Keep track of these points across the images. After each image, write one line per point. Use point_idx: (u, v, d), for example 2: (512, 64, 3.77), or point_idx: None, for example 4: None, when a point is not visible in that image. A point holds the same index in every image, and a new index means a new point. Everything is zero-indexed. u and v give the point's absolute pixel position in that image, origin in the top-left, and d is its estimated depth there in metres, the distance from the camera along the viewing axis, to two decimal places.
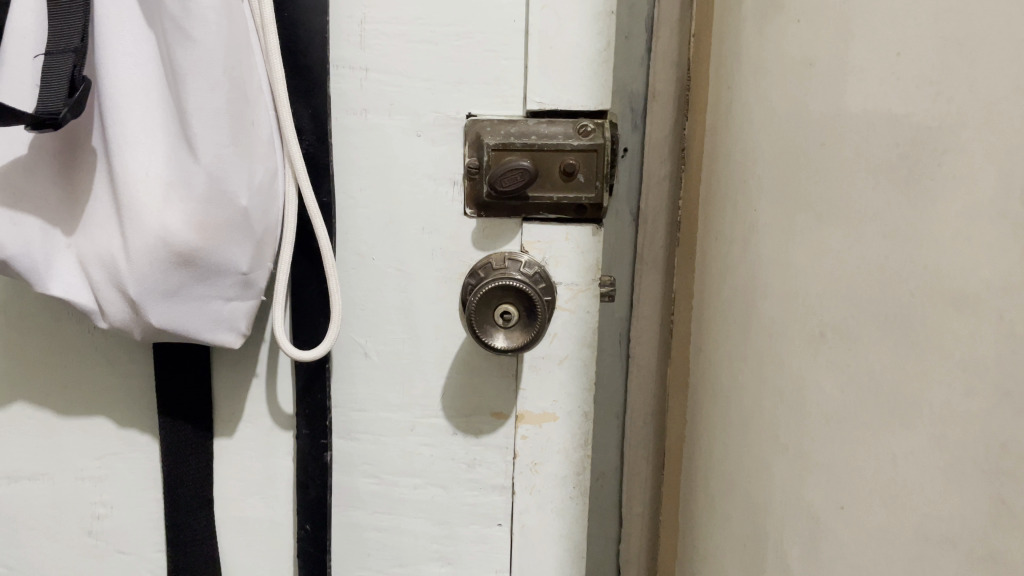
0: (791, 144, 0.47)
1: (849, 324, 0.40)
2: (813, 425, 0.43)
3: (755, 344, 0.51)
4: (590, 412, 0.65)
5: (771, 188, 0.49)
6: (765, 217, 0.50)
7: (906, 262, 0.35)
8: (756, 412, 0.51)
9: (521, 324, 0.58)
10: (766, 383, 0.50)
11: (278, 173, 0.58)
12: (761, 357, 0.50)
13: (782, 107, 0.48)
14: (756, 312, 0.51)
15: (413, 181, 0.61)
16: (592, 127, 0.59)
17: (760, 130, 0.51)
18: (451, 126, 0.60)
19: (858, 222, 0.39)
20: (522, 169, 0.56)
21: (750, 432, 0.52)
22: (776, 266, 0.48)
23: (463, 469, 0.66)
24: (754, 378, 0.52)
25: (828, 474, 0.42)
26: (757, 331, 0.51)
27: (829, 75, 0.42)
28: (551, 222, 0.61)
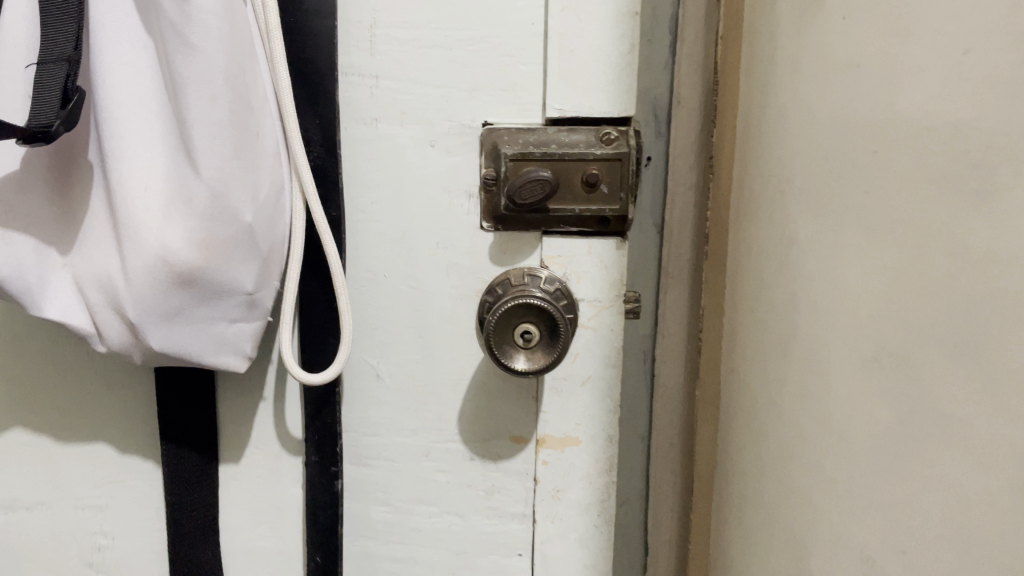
0: (836, 152, 0.43)
1: (909, 349, 0.37)
2: (870, 457, 0.40)
3: (799, 364, 0.48)
4: (615, 435, 0.61)
5: (813, 199, 0.46)
6: (808, 230, 0.46)
7: (979, 283, 0.32)
8: (800, 438, 0.48)
9: (542, 344, 0.55)
10: (812, 408, 0.46)
11: (285, 187, 0.54)
12: (807, 380, 0.47)
13: (826, 112, 0.44)
14: (800, 332, 0.48)
15: (426, 193, 0.58)
16: (616, 136, 0.55)
17: (797, 137, 0.48)
18: (465, 135, 0.57)
19: (917, 238, 0.36)
20: (542, 180, 0.53)
21: (792, 459, 0.49)
22: (823, 282, 0.45)
23: (480, 496, 0.63)
24: (797, 401, 0.48)
25: (885, 510, 0.39)
26: (801, 352, 0.48)
27: (881, 76, 0.39)
28: (571, 235, 0.58)
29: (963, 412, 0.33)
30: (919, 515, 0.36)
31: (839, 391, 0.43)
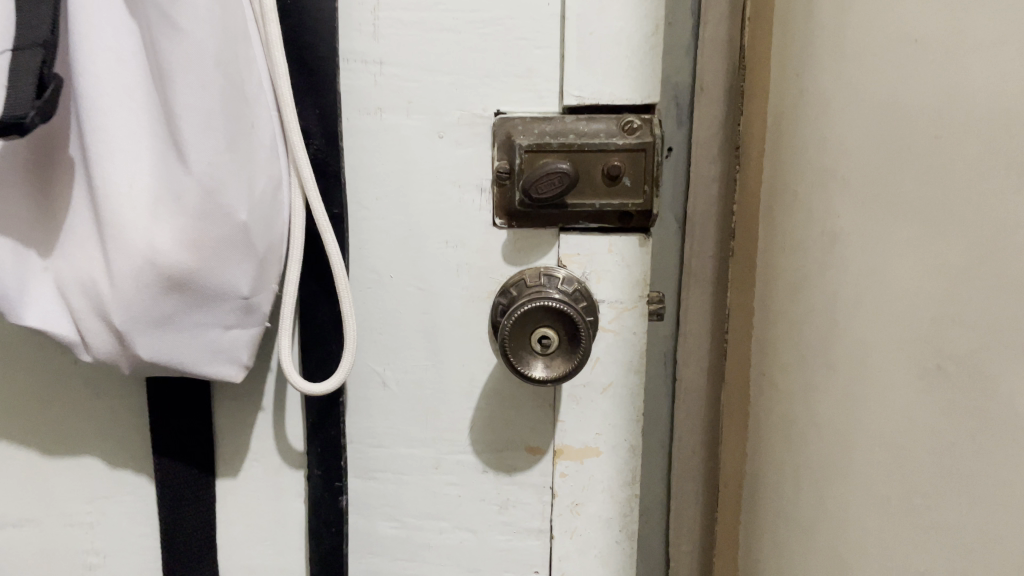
0: (892, 140, 0.39)
1: (984, 360, 0.33)
2: (937, 478, 0.37)
3: (842, 371, 0.44)
4: (638, 446, 0.57)
5: (862, 191, 0.42)
6: (856, 225, 0.42)
7: None
8: (847, 452, 0.44)
9: (562, 349, 0.51)
10: (859, 420, 0.43)
11: (283, 183, 0.50)
12: (854, 389, 0.43)
13: (879, 97, 0.40)
14: (845, 337, 0.44)
15: (435, 188, 0.54)
16: (639, 124, 0.51)
17: (840, 124, 0.44)
18: (477, 125, 0.53)
19: (997, 236, 0.32)
20: (560, 173, 0.49)
21: (836, 474, 0.45)
22: (874, 283, 0.41)
23: (494, 511, 0.59)
24: (841, 412, 0.45)
25: (964, 539, 0.35)
26: (847, 358, 0.44)
27: (951, 53, 0.35)
28: (591, 232, 0.54)
29: None
30: (1011, 546, 0.33)
31: (894, 405, 0.40)
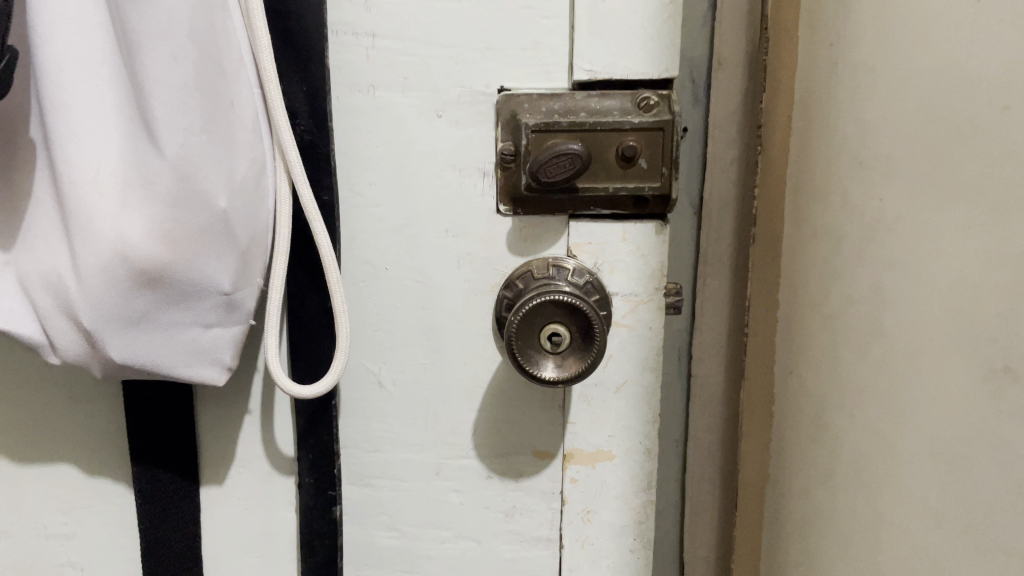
0: (964, 116, 0.36)
1: None
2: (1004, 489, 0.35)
3: (890, 373, 0.41)
4: (654, 449, 0.53)
5: (923, 173, 0.38)
6: (910, 209, 0.39)
7: None
8: (896, 457, 0.40)
9: (573, 347, 0.47)
10: (913, 424, 0.39)
11: (267, 168, 0.46)
12: (904, 388, 0.40)
13: (942, 68, 0.37)
14: (898, 332, 0.40)
15: (433, 172, 0.49)
16: (656, 101, 0.47)
17: (887, 100, 0.40)
18: (479, 103, 0.48)
19: None
20: (571, 155, 0.45)
21: (882, 482, 0.41)
22: (937, 272, 0.38)
23: (499, 519, 0.55)
24: (886, 412, 0.41)
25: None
26: (897, 356, 0.40)
27: None
28: (603, 218, 0.49)
29: None
30: None
31: (967, 401, 0.36)
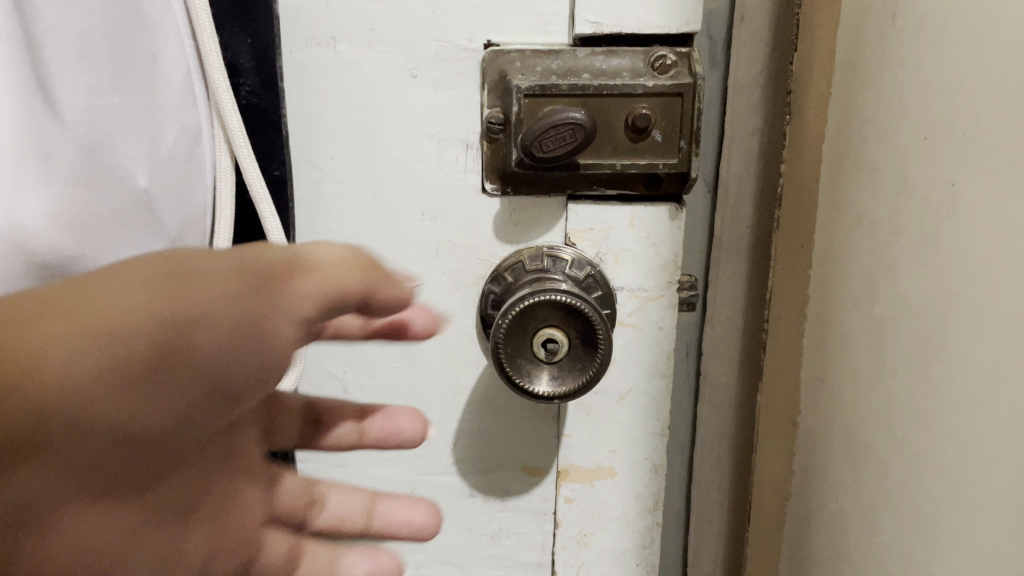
0: None
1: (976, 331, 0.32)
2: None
3: (949, 409, 0.34)
4: (661, 465, 0.46)
5: (998, 156, 0.31)
6: (983, 199, 0.31)
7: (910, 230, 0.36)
8: (946, 496, 0.34)
9: (573, 357, 0.40)
10: (965, 463, 0.33)
11: (203, 136, 0.38)
12: (958, 417, 0.33)
13: None
14: (962, 351, 0.33)
15: (407, 143, 0.41)
16: (673, 60, 0.39)
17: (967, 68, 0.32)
18: (461, 60, 0.40)
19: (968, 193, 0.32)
20: (572, 126, 0.37)
21: (926, 520, 0.35)
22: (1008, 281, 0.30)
23: (483, 542, 0.48)
24: (937, 442, 0.34)
25: None
26: (962, 379, 0.33)
27: None
28: (608, 200, 0.42)
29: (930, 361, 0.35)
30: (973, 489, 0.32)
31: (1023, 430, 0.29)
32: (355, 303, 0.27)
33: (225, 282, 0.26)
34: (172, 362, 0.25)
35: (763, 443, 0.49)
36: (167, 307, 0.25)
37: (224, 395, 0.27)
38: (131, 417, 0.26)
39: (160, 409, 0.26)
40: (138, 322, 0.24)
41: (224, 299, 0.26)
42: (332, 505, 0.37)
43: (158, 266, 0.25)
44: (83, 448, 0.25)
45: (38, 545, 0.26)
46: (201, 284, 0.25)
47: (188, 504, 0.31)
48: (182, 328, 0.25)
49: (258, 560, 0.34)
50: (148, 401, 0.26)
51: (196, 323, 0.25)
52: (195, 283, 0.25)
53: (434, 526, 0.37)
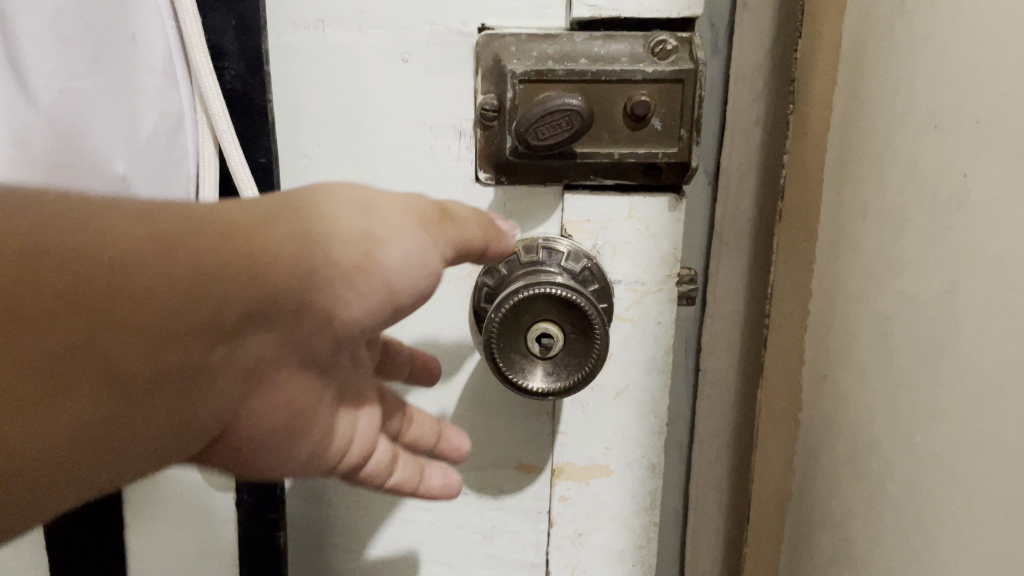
0: None
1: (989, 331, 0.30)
2: None
3: (952, 409, 0.32)
4: (658, 463, 0.45)
5: (1003, 146, 0.29)
6: (988, 189, 0.30)
7: (928, 223, 0.34)
8: (949, 500, 0.33)
9: (568, 352, 0.38)
10: (967, 465, 0.31)
11: (186, 122, 0.37)
12: (962, 416, 0.32)
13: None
14: (968, 347, 0.31)
15: (398, 130, 0.40)
16: (674, 46, 0.37)
17: (969, 52, 0.31)
18: (454, 44, 0.39)
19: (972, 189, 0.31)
20: (568, 113, 0.36)
21: (928, 525, 0.34)
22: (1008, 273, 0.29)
23: (476, 541, 0.47)
24: (941, 440, 0.33)
25: None
26: (963, 378, 0.31)
27: None
28: (606, 190, 0.40)
29: (937, 362, 0.33)
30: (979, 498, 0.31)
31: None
32: (484, 240, 0.31)
33: (410, 210, 0.30)
34: (357, 274, 0.29)
35: (763, 440, 0.48)
36: (360, 233, 0.29)
37: (393, 303, 0.30)
38: (332, 308, 0.29)
39: (346, 306, 0.29)
40: (336, 236, 0.28)
41: (399, 224, 0.29)
42: (412, 429, 0.40)
43: (352, 199, 0.29)
44: (298, 329, 0.29)
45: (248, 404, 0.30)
46: (381, 220, 0.29)
47: (345, 396, 0.35)
48: (364, 247, 0.29)
49: (372, 460, 0.38)
50: (342, 297, 0.29)
51: (381, 242, 0.29)
52: (381, 218, 0.29)
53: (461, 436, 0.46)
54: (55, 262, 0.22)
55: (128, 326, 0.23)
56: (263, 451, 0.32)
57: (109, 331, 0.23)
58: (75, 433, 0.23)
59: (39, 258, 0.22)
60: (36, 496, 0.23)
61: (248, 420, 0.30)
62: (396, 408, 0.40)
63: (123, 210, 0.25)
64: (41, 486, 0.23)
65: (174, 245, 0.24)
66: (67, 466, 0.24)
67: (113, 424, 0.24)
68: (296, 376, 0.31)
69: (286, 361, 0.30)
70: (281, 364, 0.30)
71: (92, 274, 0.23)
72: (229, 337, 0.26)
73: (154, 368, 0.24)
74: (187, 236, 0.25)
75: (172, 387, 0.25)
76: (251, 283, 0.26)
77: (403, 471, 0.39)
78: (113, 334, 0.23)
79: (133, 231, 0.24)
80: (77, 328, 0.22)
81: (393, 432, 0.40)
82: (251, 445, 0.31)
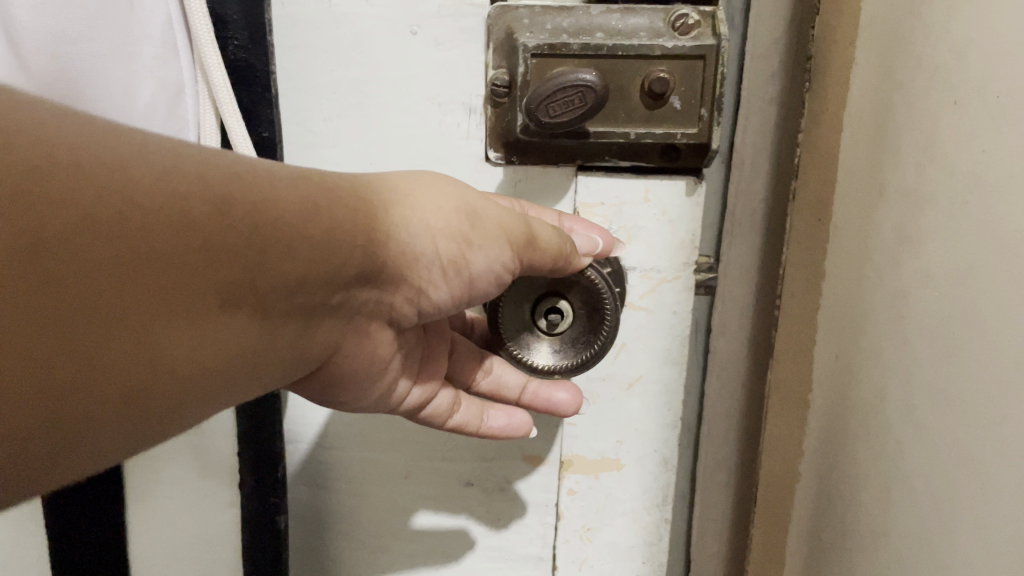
0: None
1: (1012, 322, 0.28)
2: None
3: (973, 406, 0.30)
4: (670, 459, 0.43)
5: None
6: (1013, 163, 0.27)
7: (947, 207, 0.32)
8: (967, 497, 0.30)
9: (576, 329, 0.36)
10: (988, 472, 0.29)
11: (186, 91, 0.36)
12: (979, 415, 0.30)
13: None
14: (992, 334, 0.29)
15: (405, 105, 0.38)
16: (696, 20, 0.35)
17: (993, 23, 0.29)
18: (465, 17, 0.37)
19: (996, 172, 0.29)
20: (580, 88, 0.34)
21: (943, 528, 0.32)
22: None
23: (481, 532, 0.45)
24: (958, 438, 0.31)
25: None
26: (984, 373, 0.29)
27: None
28: (621, 171, 0.39)
29: (954, 354, 0.31)
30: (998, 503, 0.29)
31: None
32: (552, 263, 0.33)
33: (504, 224, 0.31)
34: (449, 269, 0.31)
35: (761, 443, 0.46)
36: (462, 236, 0.30)
37: (473, 295, 0.33)
38: (424, 287, 0.31)
39: (436, 291, 0.31)
40: (444, 232, 0.30)
41: (496, 239, 0.31)
42: (486, 381, 0.41)
43: (466, 194, 0.31)
44: (393, 296, 0.31)
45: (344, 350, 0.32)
46: (480, 231, 0.31)
47: (414, 353, 0.38)
48: (459, 249, 0.30)
49: (433, 401, 0.38)
50: (433, 282, 0.31)
51: (473, 249, 0.31)
52: (480, 229, 0.31)
53: (574, 407, 0.38)
54: (232, 205, 0.24)
55: (279, 269, 0.25)
56: (339, 388, 0.34)
57: (263, 271, 0.25)
58: (220, 353, 0.25)
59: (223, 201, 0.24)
60: (176, 412, 0.25)
61: (338, 364, 0.33)
62: (471, 362, 0.41)
63: (280, 174, 0.26)
64: (181, 400, 0.25)
65: (318, 211, 0.26)
66: (205, 380, 0.25)
67: (245, 352, 0.26)
68: (383, 330, 0.33)
69: (376, 316, 0.32)
70: (373, 321, 0.32)
71: (261, 221, 0.25)
72: (344, 289, 0.28)
73: (285, 305, 0.27)
74: (331, 204, 0.27)
75: (287, 326, 0.27)
76: (366, 251, 0.28)
77: (466, 412, 0.39)
78: (266, 273, 0.25)
79: (289, 190, 0.26)
80: (238, 262, 0.24)
81: (464, 384, 0.41)
82: (335, 382, 0.34)
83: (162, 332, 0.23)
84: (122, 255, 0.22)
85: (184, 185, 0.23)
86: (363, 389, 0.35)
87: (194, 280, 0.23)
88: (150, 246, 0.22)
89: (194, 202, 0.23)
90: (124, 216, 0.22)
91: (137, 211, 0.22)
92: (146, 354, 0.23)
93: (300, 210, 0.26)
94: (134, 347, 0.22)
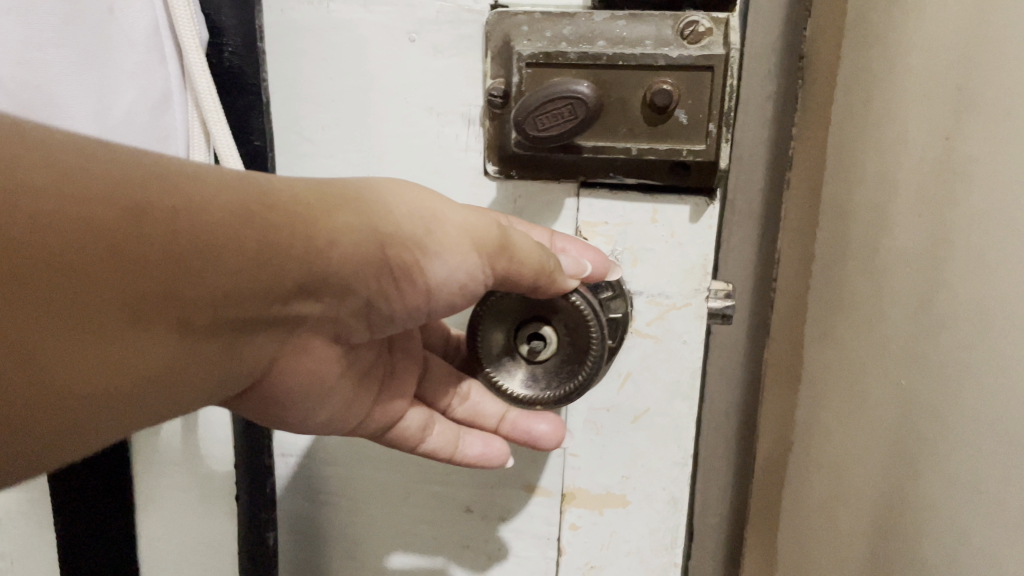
0: None
1: None
2: None
3: None
4: (681, 500, 0.40)
5: None
6: None
7: None
8: None
9: (560, 358, 0.34)
10: None
11: (172, 99, 0.36)
12: None
13: None
14: None
15: (404, 114, 0.37)
16: (706, 28, 0.33)
17: None
18: (463, 23, 0.35)
19: None
20: (573, 99, 0.32)
21: None
22: None
23: (482, 561, 0.43)
24: None
25: None
26: None
27: None
28: (626, 189, 0.36)
29: None
30: None
31: None
32: (534, 279, 0.31)
33: (473, 233, 0.30)
34: (403, 276, 0.30)
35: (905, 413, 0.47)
36: (417, 242, 0.29)
37: (433, 305, 0.31)
38: (374, 297, 0.30)
39: (393, 297, 0.30)
40: (396, 237, 0.29)
41: (463, 247, 0.30)
42: (463, 408, 0.40)
43: (425, 203, 0.30)
44: (339, 305, 0.30)
45: (288, 362, 0.31)
46: (438, 239, 0.29)
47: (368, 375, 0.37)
48: (415, 256, 0.29)
49: (403, 421, 0.37)
50: (386, 290, 0.30)
51: (431, 256, 0.30)
52: (439, 236, 0.29)
53: (556, 438, 0.37)
54: (151, 211, 0.23)
55: (204, 280, 0.24)
56: (280, 404, 0.33)
57: (189, 283, 0.24)
58: (143, 366, 0.24)
59: (141, 208, 0.22)
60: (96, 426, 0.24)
61: (274, 380, 0.32)
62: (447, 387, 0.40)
63: (213, 175, 0.25)
64: (97, 414, 0.24)
65: (253, 217, 0.25)
66: (126, 393, 0.24)
67: (172, 364, 0.25)
68: (322, 345, 0.32)
69: (319, 330, 0.31)
70: (314, 334, 0.31)
71: (184, 228, 0.23)
72: (287, 298, 0.27)
73: (217, 317, 0.25)
74: (269, 210, 0.25)
75: (221, 337, 0.26)
76: (310, 259, 0.27)
77: (438, 438, 0.37)
78: (192, 285, 0.24)
79: (223, 194, 0.24)
80: (160, 274, 0.23)
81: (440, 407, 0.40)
82: (275, 399, 0.33)
83: (71, 348, 0.22)
84: (20, 269, 0.20)
85: (99, 190, 0.22)
86: (316, 402, 0.34)
87: (107, 292, 0.22)
88: (58, 258, 0.21)
89: (109, 209, 0.22)
90: (25, 230, 0.20)
91: (39, 221, 0.20)
92: (55, 370, 0.22)
93: (233, 215, 0.24)
94: (43, 363, 0.21)
